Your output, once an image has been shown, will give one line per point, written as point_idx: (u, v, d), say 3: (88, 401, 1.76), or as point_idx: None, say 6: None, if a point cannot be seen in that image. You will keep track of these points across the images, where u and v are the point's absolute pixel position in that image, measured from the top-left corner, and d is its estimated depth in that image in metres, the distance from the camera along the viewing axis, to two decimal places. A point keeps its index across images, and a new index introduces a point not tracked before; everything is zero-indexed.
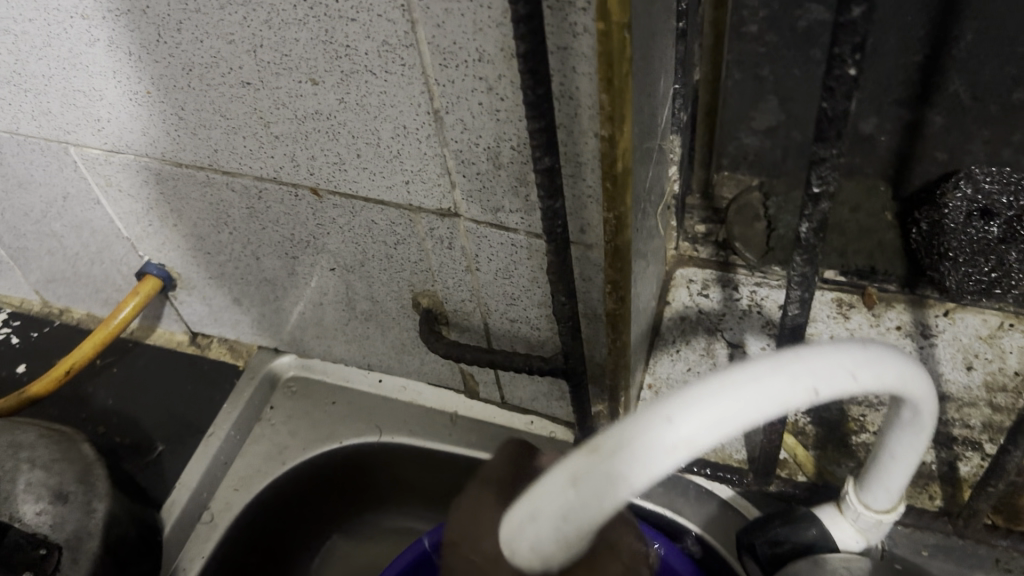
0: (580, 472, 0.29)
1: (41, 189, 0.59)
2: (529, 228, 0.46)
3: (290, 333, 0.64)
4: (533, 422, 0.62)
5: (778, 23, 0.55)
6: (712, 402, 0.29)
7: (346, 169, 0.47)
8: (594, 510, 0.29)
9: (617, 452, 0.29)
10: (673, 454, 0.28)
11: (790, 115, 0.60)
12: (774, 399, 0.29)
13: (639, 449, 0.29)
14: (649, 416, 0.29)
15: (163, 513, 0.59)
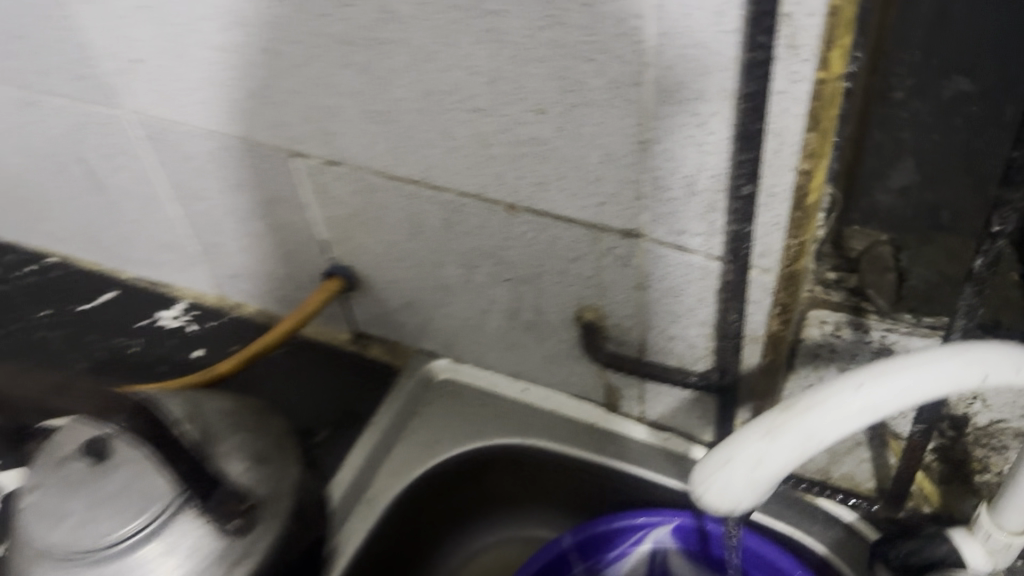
0: (772, 427, 0.38)
1: (256, 191, 0.68)
2: (709, 251, 0.51)
3: (450, 337, 0.71)
4: (667, 439, 0.67)
5: (925, 90, 0.58)
6: (887, 377, 0.36)
7: (547, 189, 0.53)
8: (783, 455, 0.37)
9: (811, 408, 0.37)
10: (850, 415, 0.36)
11: (926, 176, 0.62)
12: (947, 378, 0.36)
13: (820, 409, 0.37)
14: (840, 384, 0.37)
15: (332, 487, 0.65)
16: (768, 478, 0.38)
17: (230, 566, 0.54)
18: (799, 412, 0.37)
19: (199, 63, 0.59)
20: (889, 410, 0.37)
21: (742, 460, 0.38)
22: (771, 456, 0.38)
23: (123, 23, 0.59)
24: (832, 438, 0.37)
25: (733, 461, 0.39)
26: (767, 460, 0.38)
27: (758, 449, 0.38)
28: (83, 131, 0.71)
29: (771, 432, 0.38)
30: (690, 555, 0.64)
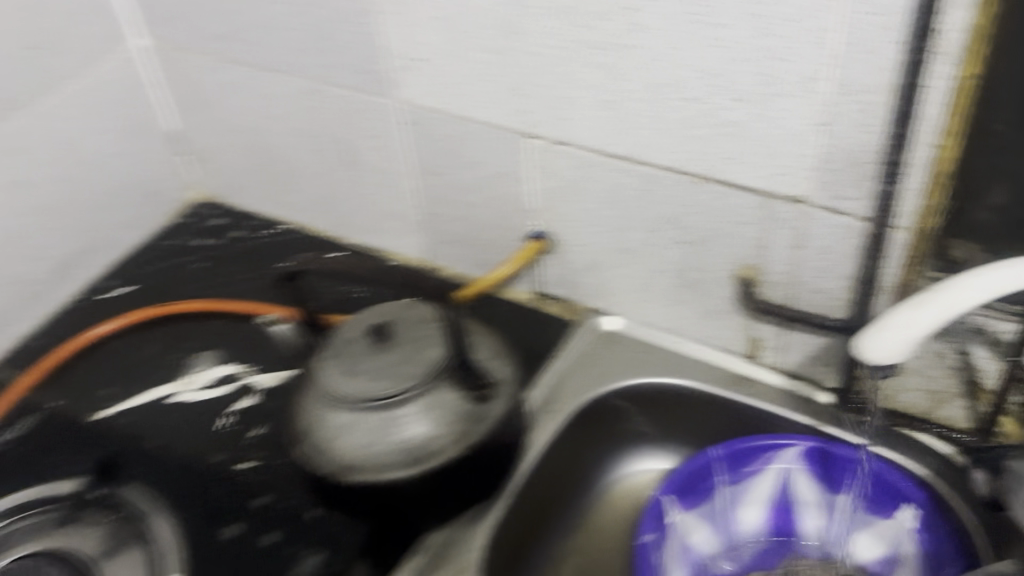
0: (920, 301, 0.54)
1: (484, 168, 0.88)
2: (858, 212, 0.68)
3: (622, 296, 0.89)
4: (797, 385, 0.83)
5: None
6: (1008, 269, 0.53)
7: (733, 163, 0.72)
8: (927, 318, 0.54)
9: (951, 287, 0.54)
10: (979, 291, 0.53)
11: None
12: None
13: (957, 287, 0.53)
14: (973, 273, 0.54)
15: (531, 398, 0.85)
16: (915, 339, 0.54)
17: (475, 425, 0.72)
18: (939, 291, 0.54)
19: (469, 62, 0.80)
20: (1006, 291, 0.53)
21: (897, 323, 0.54)
22: (919, 319, 0.54)
23: (416, 30, 0.81)
24: (965, 307, 0.53)
25: (890, 324, 0.55)
26: (916, 322, 0.54)
27: (909, 316, 0.54)
28: (352, 116, 0.94)
29: (919, 304, 0.54)
30: (814, 475, 0.79)
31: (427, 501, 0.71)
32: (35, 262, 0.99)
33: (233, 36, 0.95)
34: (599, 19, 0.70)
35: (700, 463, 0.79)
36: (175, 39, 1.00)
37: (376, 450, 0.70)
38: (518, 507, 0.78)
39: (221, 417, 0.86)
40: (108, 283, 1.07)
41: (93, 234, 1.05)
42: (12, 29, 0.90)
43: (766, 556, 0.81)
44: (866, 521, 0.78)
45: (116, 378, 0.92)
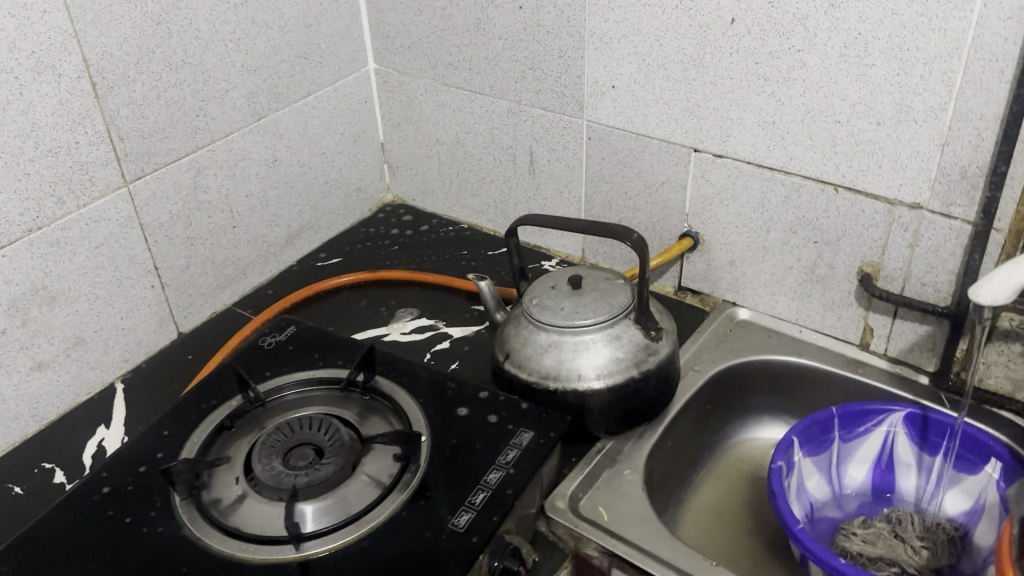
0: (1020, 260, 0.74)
1: (652, 177, 1.11)
2: (965, 217, 0.88)
3: (755, 290, 1.09)
4: (900, 369, 1.02)
5: None
6: None
7: (867, 174, 0.93)
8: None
9: None
10: None
11: None
12: None
13: None
14: None
15: (680, 360, 1.05)
16: (1016, 286, 0.74)
17: (649, 355, 0.92)
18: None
19: (657, 89, 1.03)
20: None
21: (1004, 274, 0.74)
22: (1021, 271, 0.74)
23: (618, 63, 1.05)
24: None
25: (999, 276, 0.74)
26: (1019, 272, 0.74)
27: (1013, 269, 0.74)
28: (545, 132, 1.17)
29: (1019, 262, 0.74)
30: (911, 438, 0.97)
31: (606, 412, 0.92)
32: (276, 227, 1.24)
33: (457, 64, 1.20)
34: (772, 58, 0.92)
35: (823, 417, 0.97)
36: (404, 64, 1.26)
37: (574, 363, 0.90)
38: (666, 438, 0.98)
39: (423, 353, 1.08)
40: (322, 254, 1.31)
41: (317, 213, 1.29)
42: (295, 40, 1.16)
43: (866, 505, 0.99)
44: (954, 478, 0.95)
45: (333, 319, 1.15)
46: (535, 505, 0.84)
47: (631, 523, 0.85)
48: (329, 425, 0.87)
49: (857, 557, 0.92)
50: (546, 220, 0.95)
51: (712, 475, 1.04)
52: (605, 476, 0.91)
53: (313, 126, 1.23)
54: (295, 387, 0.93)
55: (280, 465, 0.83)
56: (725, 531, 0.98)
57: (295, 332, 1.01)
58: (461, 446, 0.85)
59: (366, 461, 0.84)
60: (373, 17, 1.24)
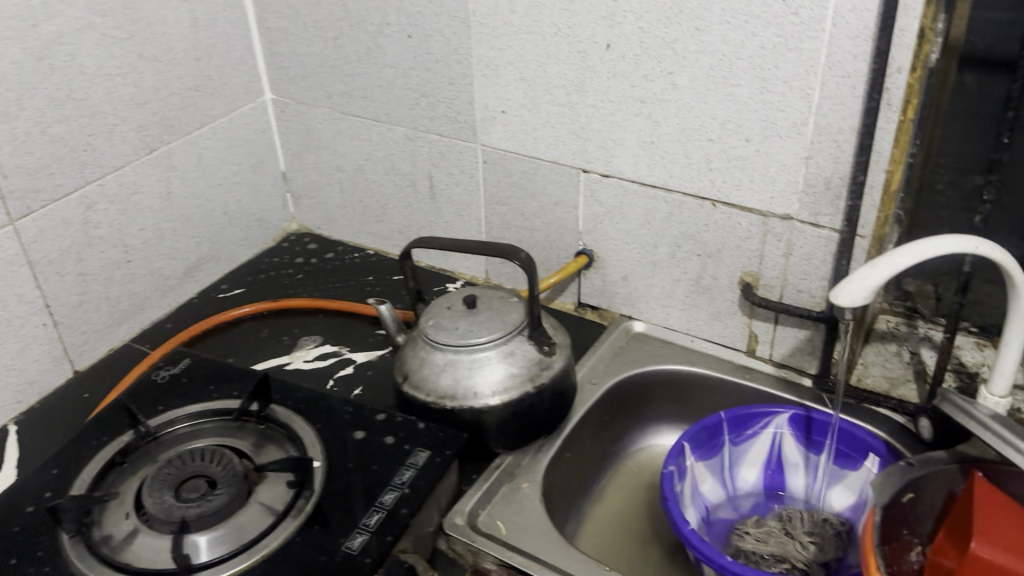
0: (875, 263, 0.79)
1: (545, 198, 1.14)
2: (832, 225, 0.93)
3: (648, 303, 1.13)
4: (786, 373, 1.06)
5: (957, 185, 1.05)
6: (934, 245, 0.78)
7: (740, 189, 0.97)
8: (882, 273, 0.78)
9: (895, 253, 0.78)
10: (914, 254, 0.78)
11: (949, 221, 1.07)
12: (955, 245, 0.78)
13: (900, 254, 0.78)
14: (908, 245, 0.79)
15: (578, 374, 1.08)
16: (872, 288, 0.78)
17: (542, 370, 0.95)
18: (888, 255, 0.78)
19: (544, 113, 1.07)
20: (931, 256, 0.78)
21: (859, 278, 0.79)
22: (874, 274, 0.78)
23: (505, 89, 1.08)
24: (903, 266, 0.78)
25: (855, 280, 0.79)
26: (872, 276, 0.78)
27: (867, 273, 0.79)
28: (442, 157, 1.19)
29: (874, 265, 0.79)
30: (797, 439, 1.02)
31: (503, 428, 0.93)
32: (173, 260, 1.23)
33: (352, 93, 1.21)
34: (646, 81, 0.97)
35: (712, 422, 1.01)
36: (300, 94, 1.27)
37: (470, 382, 0.92)
38: (565, 450, 1.00)
39: (325, 380, 1.09)
40: (224, 285, 1.30)
41: (217, 245, 1.29)
42: (186, 73, 1.17)
43: (759, 505, 1.04)
44: (838, 475, 1.00)
45: (234, 350, 1.15)
46: (432, 523, 0.86)
47: (530, 535, 0.87)
48: (222, 456, 0.87)
49: (751, 556, 0.96)
50: (437, 241, 0.96)
51: (611, 486, 1.07)
52: (503, 491, 0.93)
53: (208, 158, 1.23)
54: (188, 420, 0.93)
55: (171, 498, 0.83)
56: (628, 538, 1.00)
57: (190, 364, 1.01)
58: (356, 468, 0.86)
59: (259, 490, 0.84)
60: (267, 48, 1.26)
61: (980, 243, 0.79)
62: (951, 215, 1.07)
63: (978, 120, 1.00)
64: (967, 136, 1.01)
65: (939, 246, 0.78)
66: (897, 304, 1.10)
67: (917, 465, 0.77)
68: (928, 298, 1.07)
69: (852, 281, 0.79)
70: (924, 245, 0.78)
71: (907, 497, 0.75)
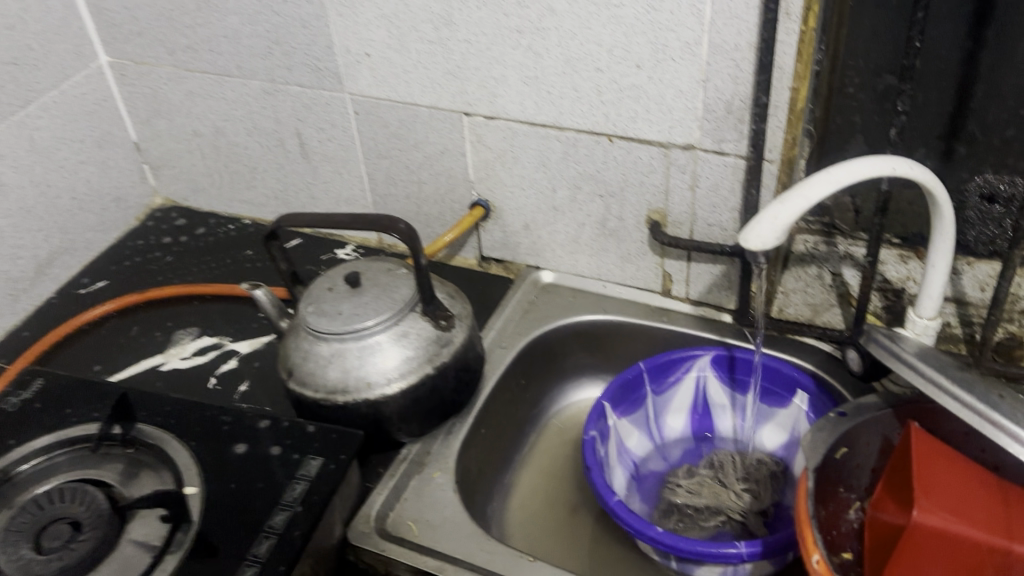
0: (784, 197, 0.70)
1: (428, 147, 1.02)
2: (737, 152, 0.85)
3: (553, 251, 1.04)
4: (705, 311, 0.99)
5: (867, 86, 0.97)
6: (848, 168, 0.70)
7: (637, 121, 0.88)
8: (794, 209, 0.70)
9: (806, 183, 0.70)
10: (828, 183, 0.69)
11: (863, 126, 1.00)
12: (871, 168, 0.70)
13: (812, 183, 0.70)
14: (818, 173, 0.70)
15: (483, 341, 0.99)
16: (783, 227, 0.70)
17: (441, 346, 0.85)
18: (797, 188, 0.70)
19: (413, 53, 0.94)
20: (845, 184, 0.70)
21: (769, 216, 0.70)
22: (784, 211, 0.70)
23: (366, 28, 0.94)
24: (815, 200, 0.69)
25: (763, 219, 0.71)
26: (781, 215, 0.70)
27: (776, 210, 0.70)
28: (308, 111, 1.06)
29: (783, 199, 0.70)
30: (721, 380, 0.96)
31: (402, 416, 0.84)
32: (19, 260, 1.07)
33: (196, 47, 1.06)
34: (520, 8, 0.85)
35: (632, 376, 0.94)
36: (138, 54, 1.11)
37: (361, 371, 0.82)
38: (478, 426, 0.92)
39: (207, 379, 0.98)
40: (86, 278, 1.16)
41: (70, 235, 1.14)
42: None
43: (689, 452, 0.98)
44: (767, 413, 0.95)
45: (101, 355, 1.03)
46: (335, 535, 0.78)
47: (445, 532, 0.80)
48: (86, 493, 0.77)
49: (685, 511, 0.90)
50: (304, 218, 0.84)
51: (535, 452, 1.00)
52: (413, 485, 0.85)
53: (41, 139, 1.07)
54: (41, 454, 0.81)
55: (30, 551, 0.72)
56: (556, 507, 0.94)
57: (43, 386, 0.89)
58: (240, 488, 0.77)
59: (132, 526, 0.75)
60: (91, 3, 1.09)
61: (898, 164, 0.71)
62: (863, 120, 0.99)
63: (885, 14, 0.91)
64: (875, 34, 0.93)
65: (853, 172, 0.70)
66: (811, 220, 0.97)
67: (848, 416, 0.73)
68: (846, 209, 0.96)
69: (761, 219, 0.71)
70: (835, 172, 0.70)
71: (840, 452, 0.71)
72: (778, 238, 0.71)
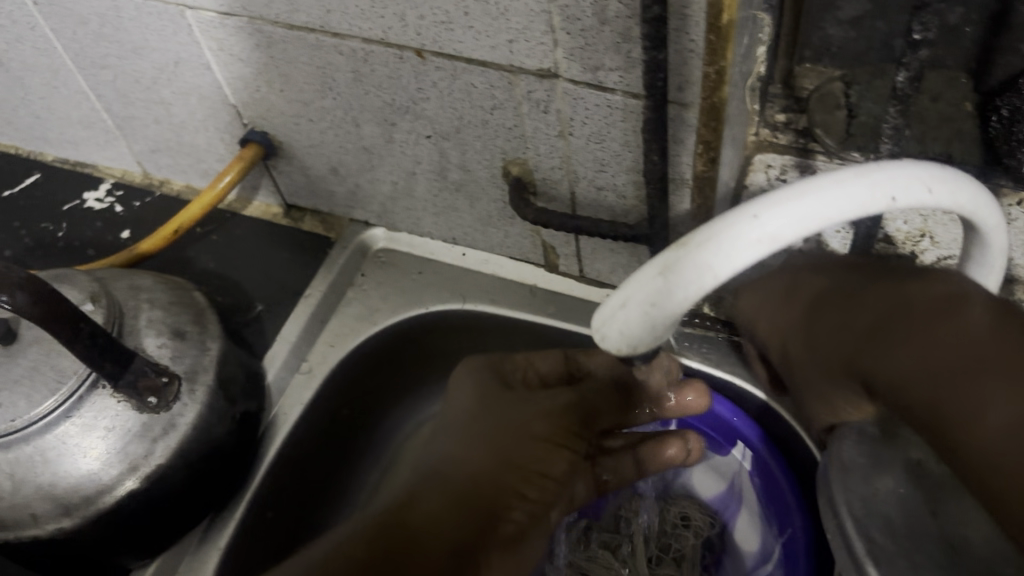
0: (669, 263, 0.34)
1: (154, 54, 0.62)
2: (627, 86, 0.47)
3: (382, 204, 0.68)
4: (608, 296, 0.65)
5: None
6: (798, 201, 0.32)
7: (452, 28, 0.49)
8: (685, 293, 0.34)
9: (708, 241, 0.33)
10: (759, 245, 0.32)
11: None
12: (851, 195, 0.32)
13: (727, 240, 0.33)
14: (735, 215, 0.33)
15: (266, 362, 0.64)
16: (667, 318, 0.35)
17: (153, 441, 0.53)
18: (692, 246, 0.33)
19: None
20: (793, 239, 0.33)
21: (640, 300, 0.35)
22: (669, 293, 0.34)
23: None
24: (730, 273, 0.33)
25: (626, 307, 0.35)
26: (660, 303, 0.34)
27: (654, 289, 0.34)
28: None
29: (668, 268, 0.34)
30: None
31: (112, 545, 0.54)
32: None
33: None
34: None
35: None
36: None
37: (19, 500, 0.51)
38: (263, 509, 0.61)
39: None
40: None
41: None
42: None
43: None
44: None
45: None
46: None
47: None
48: None
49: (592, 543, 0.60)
50: None
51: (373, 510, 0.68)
52: None
53: None
54: None
55: None
56: None
57: None
58: None
59: None
60: None
61: (912, 178, 0.33)
62: None
63: None
64: None
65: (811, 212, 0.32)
66: (780, 119, 0.52)
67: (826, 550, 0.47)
68: (834, 109, 0.51)
69: (621, 298, 0.35)
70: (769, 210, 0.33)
71: None
72: (656, 332, 0.36)
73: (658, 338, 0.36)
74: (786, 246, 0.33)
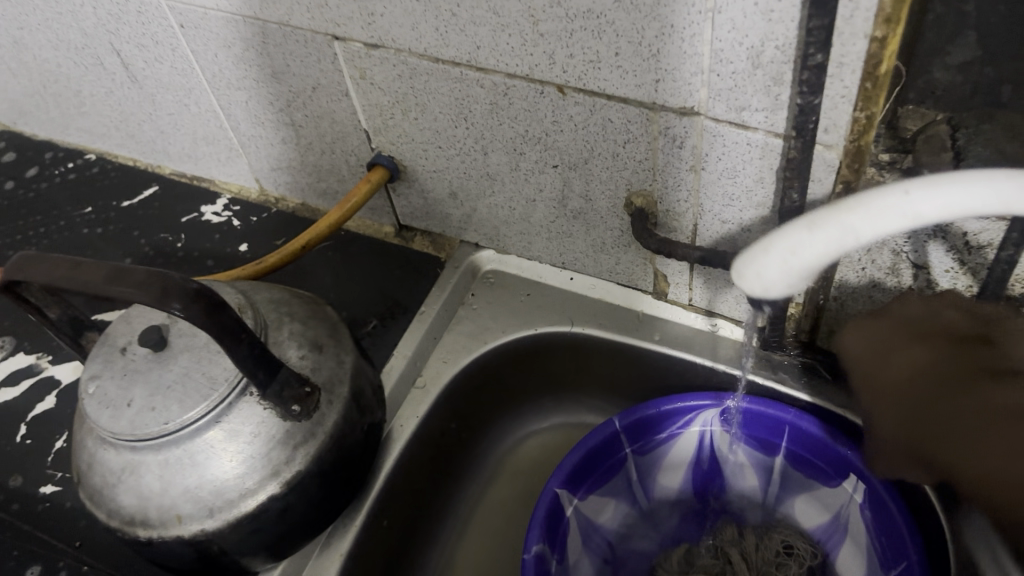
0: (818, 221, 0.40)
1: (293, 79, 0.66)
2: (770, 127, 0.50)
3: (496, 228, 0.71)
4: (716, 325, 0.67)
5: None
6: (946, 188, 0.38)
7: (600, 67, 0.52)
8: (824, 246, 0.40)
9: (861, 203, 0.39)
10: (904, 216, 0.39)
11: None
12: (993, 194, 0.38)
13: (876, 205, 0.39)
14: (889, 188, 0.39)
15: (384, 375, 0.67)
16: (805, 266, 0.41)
17: (295, 447, 0.55)
18: (843, 207, 0.40)
19: None
20: (931, 219, 0.39)
21: (782, 246, 0.41)
22: (811, 243, 0.40)
23: None
24: (870, 236, 0.39)
25: (773, 251, 0.42)
26: (805, 249, 0.40)
27: (798, 238, 0.41)
28: (117, 20, 0.70)
29: (816, 222, 0.40)
30: (738, 436, 0.65)
31: (247, 546, 0.56)
32: None
33: None
34: None
35: (603, 435, 0.64)
36: None
37: (168, 498, 0.53)
38: (380, 517, 0.63)
39: (15, 429, 0.72)
40: None
41: None
42: None
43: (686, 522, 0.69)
44: (803, 482, 0.65)
45: None
46: None
47: None
48: None
49: None
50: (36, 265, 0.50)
51: (475, 524, 0.70)
52: None
53: None
54: None
55: None
56: None
57: None
58: None
59: None
60: None
61: None
62: None
63: None
64: None
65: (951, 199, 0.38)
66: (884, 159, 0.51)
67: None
68: (940, 152, 0.50)
69: (764, 244, 0.42)
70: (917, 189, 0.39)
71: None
72: (788, 278, 0.42)
73: (785, 286, 0.43)
74: (921, 223, 0.39)
